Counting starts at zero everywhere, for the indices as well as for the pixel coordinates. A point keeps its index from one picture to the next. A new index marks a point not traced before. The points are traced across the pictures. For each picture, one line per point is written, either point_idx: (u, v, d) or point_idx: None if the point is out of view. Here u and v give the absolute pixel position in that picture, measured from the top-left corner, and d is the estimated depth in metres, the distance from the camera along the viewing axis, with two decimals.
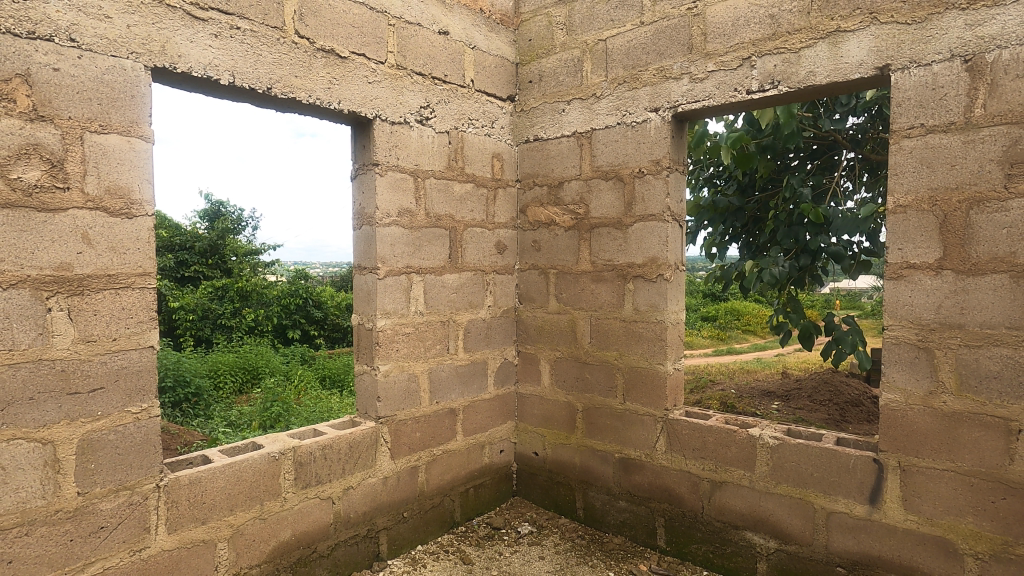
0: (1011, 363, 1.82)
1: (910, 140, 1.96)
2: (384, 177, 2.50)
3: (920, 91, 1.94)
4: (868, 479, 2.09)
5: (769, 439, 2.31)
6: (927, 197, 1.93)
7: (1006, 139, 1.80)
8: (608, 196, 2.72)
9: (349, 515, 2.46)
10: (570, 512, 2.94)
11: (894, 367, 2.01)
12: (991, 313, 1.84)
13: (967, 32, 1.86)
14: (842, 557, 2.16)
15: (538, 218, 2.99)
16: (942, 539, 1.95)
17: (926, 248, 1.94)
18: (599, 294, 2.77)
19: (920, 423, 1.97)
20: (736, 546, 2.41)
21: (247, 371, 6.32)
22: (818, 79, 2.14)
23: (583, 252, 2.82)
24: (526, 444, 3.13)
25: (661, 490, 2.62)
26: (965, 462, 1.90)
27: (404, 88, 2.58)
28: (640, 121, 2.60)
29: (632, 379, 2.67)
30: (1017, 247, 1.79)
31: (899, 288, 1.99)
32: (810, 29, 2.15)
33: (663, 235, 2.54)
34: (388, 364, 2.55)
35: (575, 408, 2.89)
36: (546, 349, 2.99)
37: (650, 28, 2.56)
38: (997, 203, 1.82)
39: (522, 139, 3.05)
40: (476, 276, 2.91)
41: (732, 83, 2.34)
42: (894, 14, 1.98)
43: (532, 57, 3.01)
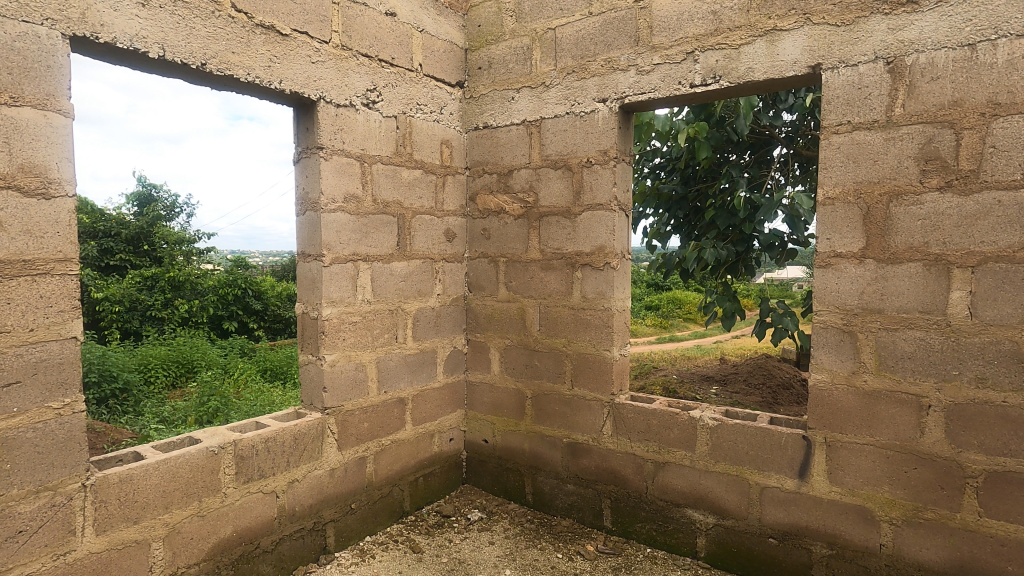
0: (924, 345, 1.97)
1: (838, 136, 2.08)
2: (328, 161, 2.42)
3: (848, 90, 2.06)
4: (798, 455, 2.23)
5: (708, 420, 2.41)
6: (852, 190, 2.06)
7: (922, 137, 1.94)
8: (557, 184, 2.75)
9: (294, 509, 2.39)
10: (519, 498, 2.98)
11: (821, 350, 2.15)
12: (907, 298, 1.99)
13: (889, 36, 1.98)
14: (773, 528, 2.30)
15: (488, 206, 2.99)
16: (861, 508, 2.11)
17: (852, 239, 2.07)
18: (548, 282, 2.80)
19: (844, 401, 2.12)
20: (677, 523, 2.52)
21: (181, 365, 6.00)
22: (757, 76, 2.23)
23: (532, 241, 2.84)
24: (475, 432, 3.14)
25: (607, 472, 2.69)
26: (883, 436, 2.06)
27: (350, 69, 2.50)
28: (588, 112, 2.63)
29: (580, 366, 2.72)
30: (930, 238, 1.94)
31: (827, 276, 2.12)
32: (749, 26, 2.24)
33: (611, 224, 2.59)
34: (334, 354, 2.49)
35: (524, 395, 2.92)
36: (496, 338, 3.00)
37: (598, 19, 2.59)
38: (913, 197, 1.96)
39: (472, 126, 3.03)
40: (425, 265, 2.88)
41: (676, 76, 2.40)
42: (826, 15, 2.09)
43: (481, 43, 2.98)
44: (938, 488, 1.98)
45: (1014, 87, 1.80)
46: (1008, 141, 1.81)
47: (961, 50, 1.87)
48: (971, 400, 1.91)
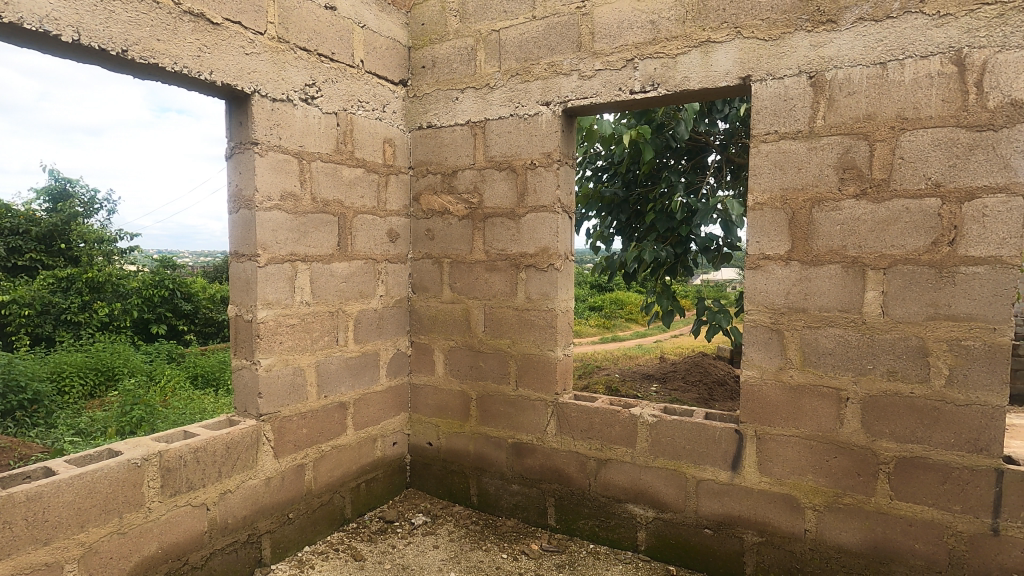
0: (842, 341, 2.11)
1: (766, 145, 2.20)
2: (264, 158, 2.32)
3: (775, 102, 2.18)
4: (730, 448, 2.33)
5: (648, 416, 2.49)
6: (779, 196, 2.18)
7: (841, 148, 2.08)
8: (501, 186, 2.76)
9: (227, 521, 2.28)
10: (464, 500, 2.97)
11: (752, 348, 2.26)
12: (828, 298, 2.12)
13: (811, 52, 2.11)
14: (709, 519, 2.39)
15: (432, 207, 2.96)
16: (788, 496, 2.23)
17: (779, 242, 2.20)
18: (492, 283, 2.80)
19: (773, 396, 2.24)
20: (619, 519, 2.58)
21: (100, 373, 5.59)
22: (692, 85, 2.32)
23: (476, 242, 2.83)
24: (419, 435, 3.10)
25: (551, 471, 2.73)
26: (807, 427, 2.18)
27: (287, 63, 2.41)
28: (532, 114, 2.66)
29: (525, 366, 2.74)
30: (848, 242, 2.08)
31: (756, 277, 2.24)
32: (684, 37, 2.33)
33: (554, 226, 2.62)
34: (270, 358, 2.39)
35: (468, 396, 2.91)
36: (440, 339, 2.98)
37: (541, 23, 2.62)
38: (832, 203, 2.09)
39: (416, 125, 3.00)
40: (367, 265, 2.81)
41: (617, 83, 2.47)
42: (755, 30, 2.20)
43: (424, 41, 2.95)
44: (855, 474, 2.12)
45: (920, 103, 1.96)
46: (914, 153, 1.97)
47: (874, 68, 2.02)
48: (883, 392, 2.06)
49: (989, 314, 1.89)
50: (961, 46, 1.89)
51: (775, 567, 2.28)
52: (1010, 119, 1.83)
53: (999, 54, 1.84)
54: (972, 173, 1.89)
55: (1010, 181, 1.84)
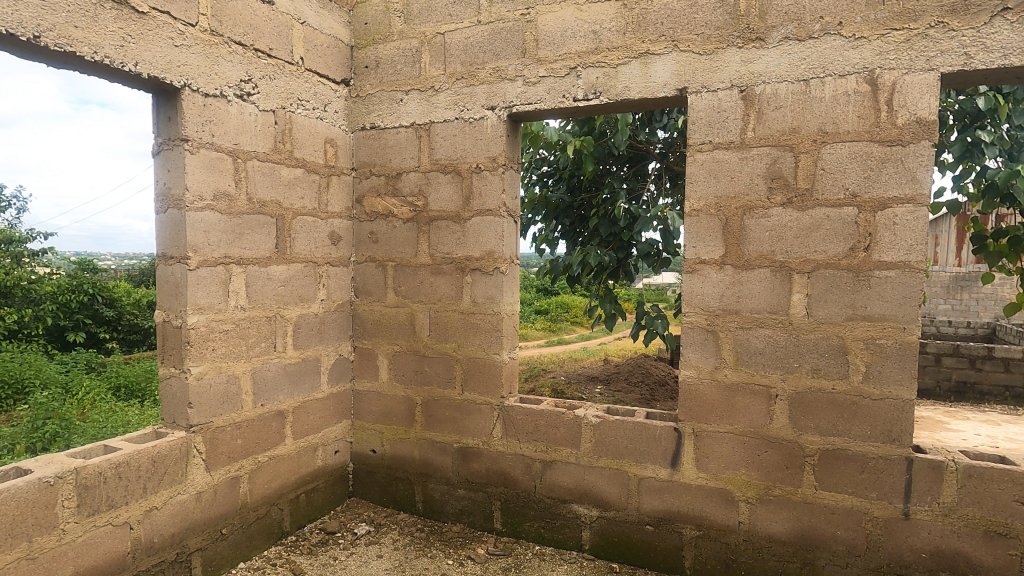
0: (772, 341, 2.23)
1: (702, 154, 2.30)
2: (195, 155, 2.21)
3: (709, 113, 2.28)
4: (670, 446, 2.41)
5: (592, 417, 2.53)
6: (713, 204, 2.29)
7: (769, 158, 2.20)
8: (446, 189, 2.74)
9: (153, 540, 2.14)
10: (409, 507, 2.92)
11: (690, 349, 2.35)
12: (759, 301, 2.24)
13: (742, 67, 2.23)
14: (650, 515, 2.46)
15: (375, 209, 2.90)
16: (724, 490, 2.33)
17: (713, 247, 2.30)
18: (438, 287, 2.78)
19: (709, 394, 2.34)
20: (564, 519, 2.62)
21: (6, 385, 5.13)
22: (632, 95, 2.39)
23: (421, 245, 2.81)
24: (362, 442, 3.03)
25: (497, 474, 2.73)
26: (740, 424, 2.29)
27: (220, 57, 2.31)
28: (477, 118, 2.66)
29: (470, 370, 2.73)
30: (776, 248, 2.20)
31: (693, 281, 2.33)
32: (625, 48, 2.40)
33: (499, 230, 2.63)
34: (201, 365, 2.27)
35: (413, 402, 2.87)
36: (384, 344, 2.92)
37: (486, 28, 2.63)
38: (762, 211, 2.21)
39: (358, 126, 2.94)
40: (307, 268, 2.73)
41: (560, 90, 2.51)
42: (690, 44, 2.30)
43: (367, 41, 2.90)
44: (784, 467, 2.24)
45: (838, 119, 2.10)
46: (833, 165, 2.11)
47: (799, 84, 2.15)
48: (809, 389, 2.19)
49: (900, 314, 2.05)
50: (874, 67, 2.05)
51: (712, 559, 2.38)
52: (916, 135, 2.00)
53: (906, 75, 2.01)
54: (885, 184, 2.05)
55: (916, 193, 2.00)
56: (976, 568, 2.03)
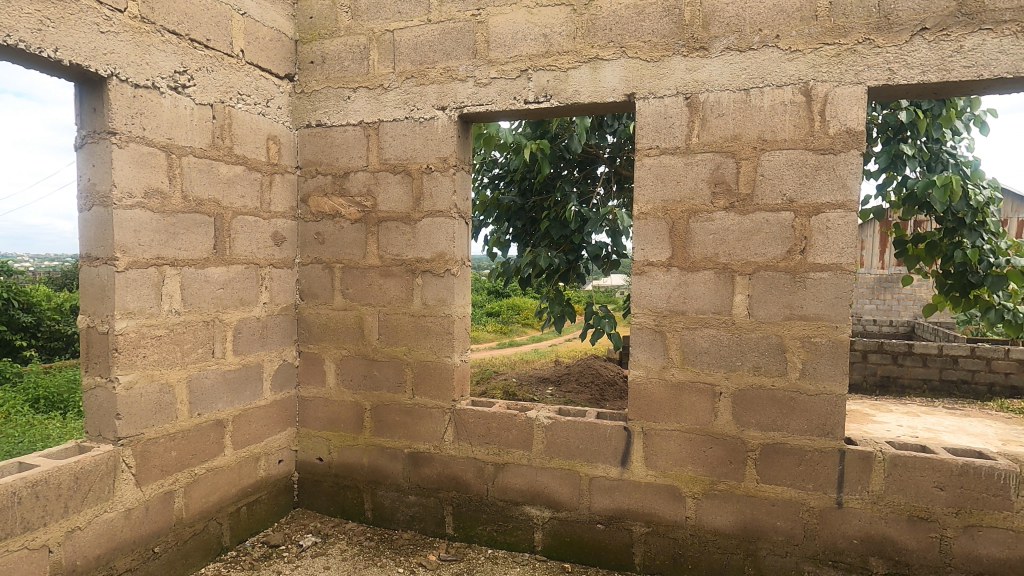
0: (716, 341, 2.30)
1: (649, 158, 2.35)
2: (124, 150, 2.08)
3: (656, 119, 2.34)
4: (620, 445, 2.45)
5: (543, 419, 2.54)
6: (660, 207, 2.34)
7: (712, 164, 2.27)
8: (396, 189, 2.69)
9: (75, 563, 1.99)
10: (357, 515, 2.84)
11: (639, 349, 2.40)
12: (703, 302, 2.31)
13: (687, 75, 2.29)
14: (601, 514, 2.49)
15: (321, 209, 2.82)
16: (672, 486, 2.39)
17: (660, 249, 2.35)
18: (387, 289, 2.72)
19: (657, 393, 2.39)
20: (517, 521, 2.61)
21: None
22: (582, 99, 2.42)
23: (370, 246, 2.74)
24: (308, 450, 2.93)
25: (449, 479, 2.70)
26: (686, 421, 2.36)
27: (152, 46, 2.18)
28: (427, 118, 2.62)
29: (421, 373, 2.69)
30: (719, 250, 2.28)
31: (641, 282, 2.38)
32: (575, 52, 2.43)
33: (451, 232, 2.60)
34: (131, 374, 2.13)
35: (362, 407, 2.80)
36: (331, 348, 2.84)
37: (437, 27, 2.60)
38: (706, 215, 2.29)
39: (303, 123, 2.84)
40: (248, 270, 2.61)
41: (511, 92, 2.51)
42: (638, 51, 2.35)
43: (313, 36, 2.81)
44: (728, 462, 2.32)
45: (776, 127, 2.20)
46: (772, 172, 2.21)
47: (739, 93, 2.23)
48: (751, 386, 2.27)
49: (833, 314, 2.16)
50: (808, 79, 2.15)
51: (660, 554, 2.43)
52: (846, 145, 2.12)
53: (837, 88, 2.12)
54: (819, 191, 2.15)
55: (847, 199, 2.12)
56: (901, 551, 2.16)
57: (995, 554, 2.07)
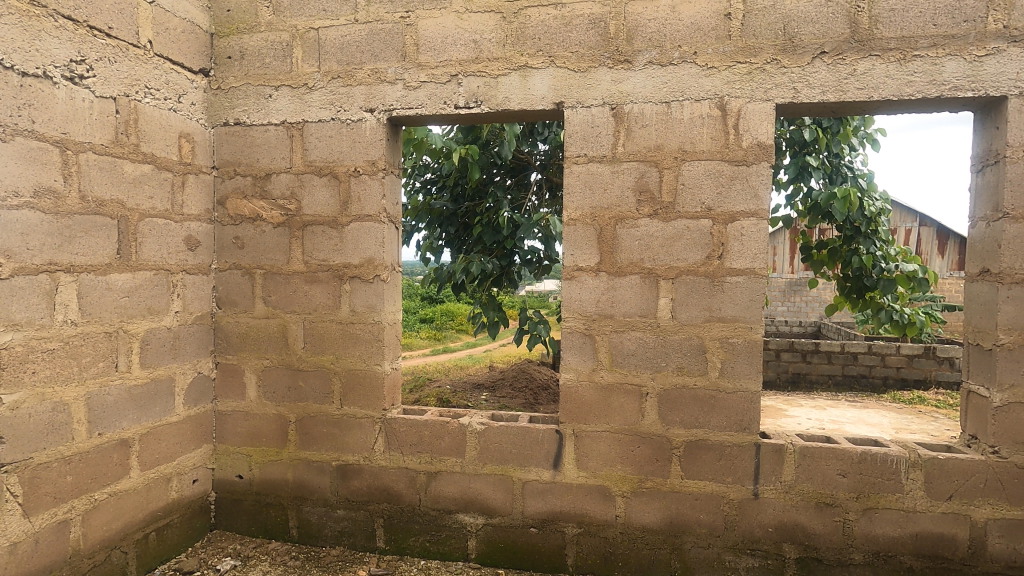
0: (642, 343, 2.38)
1: (578, 166, 2.40)
2: (8, 144, 1.87)
3: (584, 128, 2.40)
4: (552, 448, 2.48)
5: (476, 425, 2.53)
6: (589, 214, 2.40)
7: (637, 173, 2.36)
8: (322, 193, 2.59)
9: None
10: (281, 534, 2.71)
11: (569, 353, 2.45)
12: (630, 305, 2.38)
13: (612, 86, 2.37)
14: (534, 518, 2.51)
15: (240, 212, 2.67)
16: (602, 486, 2.44)
17: (589, 255, 2.41)
18: (313, 296, 2.62)
19: (587, 396, 2.44)
20: (450, 530, 2.58)
21: None
22: (512, 106, 2.45)
23: (294, 251, 2.62)
24: (227, 468, 2.76)
25: (380, 490, 2.62)
26: (615, 422, 2.42)
27: (44, 31, 1.98)
28: (355, 120, 2.56)
29: (349, 383, 2.60)
30: (644, 256, 2.37)
31: (571, 287, 2.43)
32: (504, 59, 2.45)
33: (380, 236, 2.55)
34: (16, 393, 1.92)
35: (286, 420, 2.67)
36: (252, 358, 2.69)
37: (364, 28, 2.54)
38: (632, 221, 2.37)
39: (220, 121, 2.68)
40: (157, 277, 2.43)
41: (442, 96, 2.49)
42: (566, 60, 2.40)
43: (230, 30, 2.67)
44: (654, 460, 2.40)
45: (695, 139, 2.31)
46: (692, 181, 2.32)
47: (661, 105, 2.33)
48: (675, 386, 2.37)
49: (748, 315, 2.29)
50: (723, 95, 2.28)
51: (592, 554, 2.47)
52: (758, 157, 2.26)
53: (749, 104, 2.27)
54: (734, 200, 2.29)
55: (759, 208, 2.26)
56: (810, 536, 2.32)
57: (890, 533, 2.26)
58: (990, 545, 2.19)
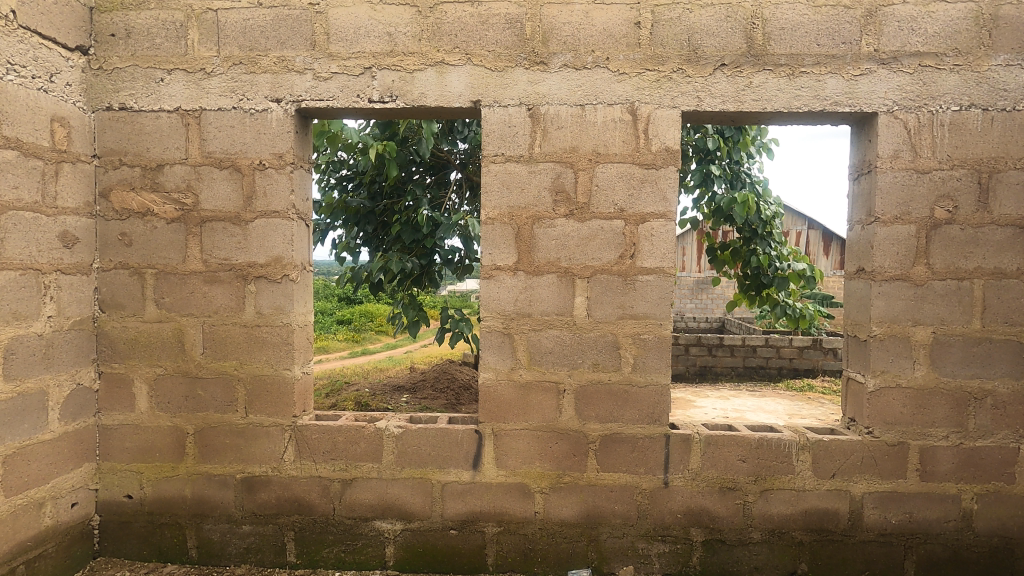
0: (559, 341, 2.43)
1: (495, 165, 2.40)
2: None
3: (501, 127, 2.40)
4: (471, 448, 2.46)
5: (393, 428, 2.46)
6: (507, 213, 2.41)
7: (554, 173, 2.39)
8: (222, 186, 2.42)
9: None
10: (179, 556, 2.50)
11: (487, 352, 2.44)
12: (547, 304, 2.42)
13: (529, 87, 2.39)
14: (454, 520, 2.48)
15: (127, 206, 2.43)
16: (521, 484, 2.46)
17: (507, 254, 2.42)
18: (213, 297, 2.43)
19: (506, 395, 2.45)
20: (366, 538, 2.49)
21: None
22: (428, 102, 2.40)
23: (191, 250, 2.43)
24: (113, 488, 2.50)
25: (290, 502, 2.49)
26: (534, 420, 2.44)
27: None
28: (259, 110, 2.40)
29: (255, 390, 2.45)
30: (561, 255, 2.41)
31: (489, 286, 2.43)
32: (420, 54, 2.40)
33: (288, 234, 2.41)
34: None
35: (183, 432, 2.47)
36: (142, 367, 2.46)
37: (268, 12, 2.39)
38: (549, 221, 2.40)
39: (101, 105, 2.43)
40: (25, 278, 2.16)
41: (354, 89, 2.40)
42: (482, 59, 2.39)
43: (113, 4, 2.42)
44: (572, 455, 2.45)
45: (608, 142, 2.38)
46: (605, 183, 2.39)
47: (576, 108, 2.38)
48: (590, 382, 2.43)
49: (658, 312, 2.40)
50: (634, 100, 2.37)
51: (512, 552, 2.49)
52: (666, 161, 2.37)
53: (657, 110, 2.37)
54: (645, 202, 2.38)
55: (667, 210, 2.37)
56: (715, 519, 2.47)
57: (783, 511, 2.45)
58: (866, 516, 2.43)
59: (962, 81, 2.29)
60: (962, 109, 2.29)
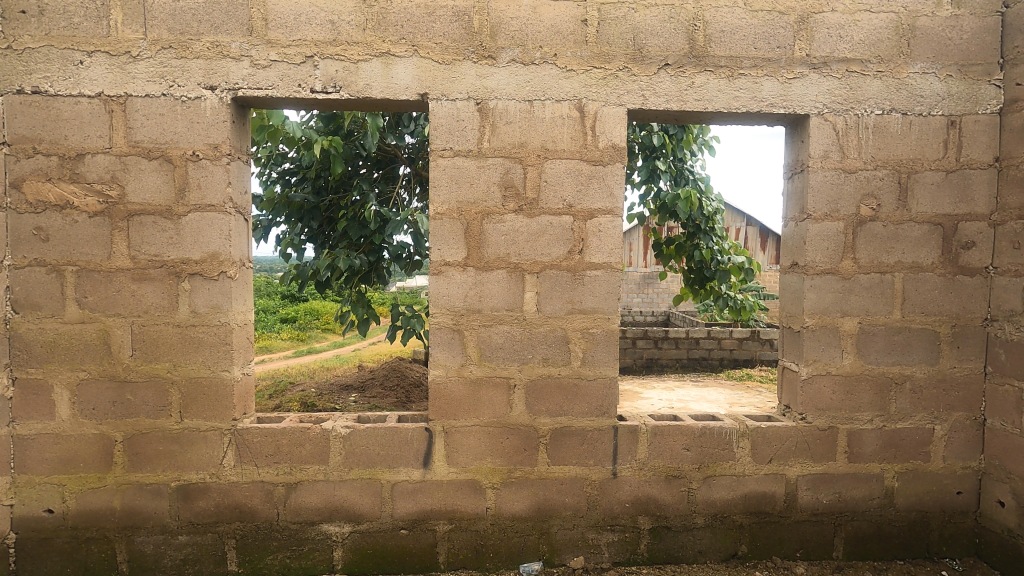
0: (509, 337, 2.43)
1: (443, 159, 2.37)
2: None
3: (449, 121, 2.37)
4: (421, 447, 2.43)
5: (340, 429, 2.40)
6: (456, 209, 2.38)
7: (502, 169, 2.39)
8: (152, 178, 2.27)
9: None
10: (107, 572, 2.35)
11: (437, 349, 2.41)
12: (497, 300, 2.41)
13: (477, 81, 2.37)
14: (404, 519, 2.45)
15: (43, 198, 2.25)
16: (472, 481, 2.45)
17: (456, 249, 2.39)
18: (143, 296, 2.29)
19: (456, 391, 2.43)
20: (313, 543, 2.42)
21: None
22: (373, 93, 2.34)
23: (117, 246, 2.27)
24: (31, 503, 2.32)
25: (230, 509, 2.38)
26: (485, 416, 2.44)
27: None
28: (192, 97, 2.28)
29: (191, 393, 2.32)
30: (510, 251, 2.41)
31: (438, 282, 2.40)
32: (364, 44, 2.33)
33: (225, 228, 2.30)
34: None
35: (110, 440, 2.31)
36: (63, 371, 2.29)
37: None
38: (498, 217, 2.39)
39: (11, 87, 2.23)
40: None
41: (296, 78, 2.31)
42: (429, 51, 2.35)
43: None
44: (522, 450, 2.46)
45: (556, 138, 2.40)
46: (554, 179, 2.40)
47: (524, 103, 2.39)
48: (540, 377, 2.44)
49: (606, 307, 2.44)
50: (581, 97, 2.39)
51: (463, 549, 2.48)
52: (612, 158, 2.41)
53: (604, 107, 2.40)
54: (592, 198, 2.41)
55: (614, 206, 2.42)
56: (661, 507, 2.54)
57: (724, 496, 2.55)
58: (800, 497, 2.56)
59: (884, 87, 2.44)
60: (884, 113, 2.44)
